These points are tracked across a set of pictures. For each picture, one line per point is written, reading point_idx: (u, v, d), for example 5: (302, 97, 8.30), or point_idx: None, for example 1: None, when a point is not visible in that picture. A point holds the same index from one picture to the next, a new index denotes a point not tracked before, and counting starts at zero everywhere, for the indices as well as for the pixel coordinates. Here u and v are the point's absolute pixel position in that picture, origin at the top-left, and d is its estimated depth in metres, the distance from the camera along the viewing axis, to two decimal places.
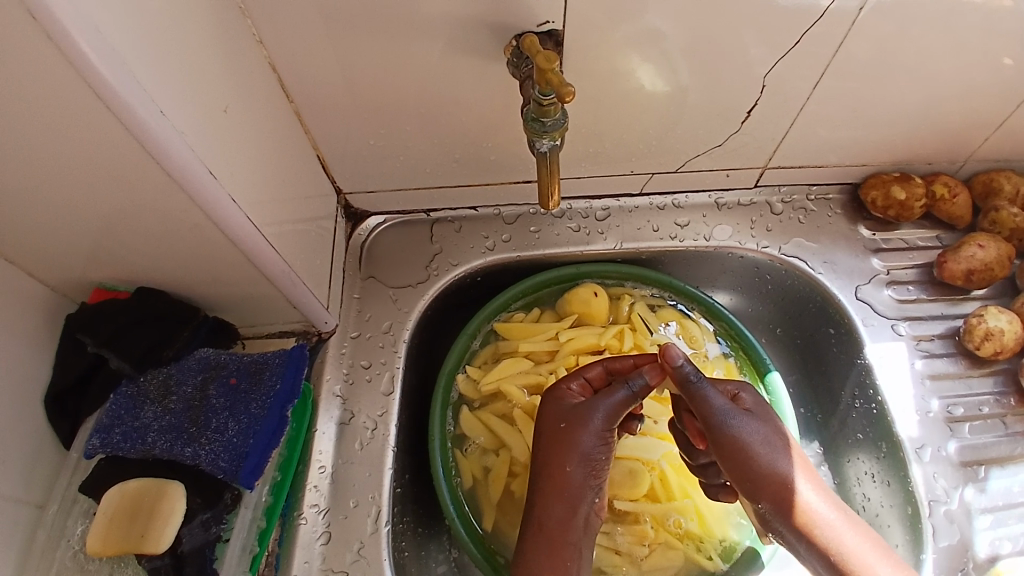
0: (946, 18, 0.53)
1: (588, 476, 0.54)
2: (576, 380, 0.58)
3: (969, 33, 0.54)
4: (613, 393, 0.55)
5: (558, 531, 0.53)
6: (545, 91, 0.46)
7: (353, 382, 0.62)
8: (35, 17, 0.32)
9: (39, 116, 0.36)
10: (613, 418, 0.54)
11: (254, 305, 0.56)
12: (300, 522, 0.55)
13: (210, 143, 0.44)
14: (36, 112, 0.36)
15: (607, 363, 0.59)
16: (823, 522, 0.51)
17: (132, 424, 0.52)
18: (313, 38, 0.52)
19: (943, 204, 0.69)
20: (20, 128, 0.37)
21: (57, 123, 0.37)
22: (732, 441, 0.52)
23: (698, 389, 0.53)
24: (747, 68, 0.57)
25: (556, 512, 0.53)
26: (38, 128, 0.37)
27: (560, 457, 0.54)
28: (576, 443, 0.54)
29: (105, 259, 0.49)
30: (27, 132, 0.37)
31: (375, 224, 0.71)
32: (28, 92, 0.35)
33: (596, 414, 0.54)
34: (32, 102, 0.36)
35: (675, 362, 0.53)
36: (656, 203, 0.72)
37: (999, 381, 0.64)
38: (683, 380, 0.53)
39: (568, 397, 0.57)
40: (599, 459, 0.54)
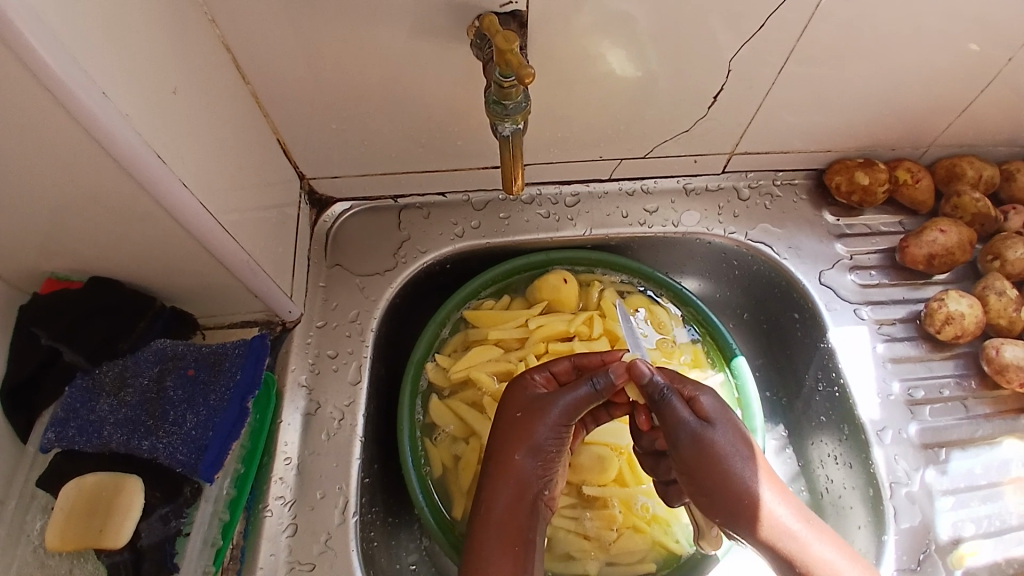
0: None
1: (541, 463, 0.54)
2: (541, 372, 0.58)
3: (932, 15, 0.54)
4: (576, 389, 0.55)
5: (508, 515, 0.53)
6: (505, 73, 0.45)
7: (319, 371, 0.61)
8: None
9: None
10: (571, 414, 0.55)
11: (214, 295, 0.55)
12: (265, 515, 0.54)
13: (159, 129, 0.42)
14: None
15: (576, 358, 0.59)
16: (780, 527, 0.51)
17: (88, 417, 0.50)
18: (269, 18, 0.50)
19: (906, 189, 0.70)
20: None
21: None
22: (694, 460, 0.52)
23: (665, 404, 0.53)
24: (714, 52, 0.56)
25: (503, 495, 0.53)
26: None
27: (513, 444, 0.54)
28: (530, 433, 0.54)
29: (55, 249, 0.47)
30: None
31: (341, 211, 0.70)
32: None
33: (556, 406, 0.54)
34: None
35: (643, 378, 0.53)
36: (626, 189, 0.72)
37: (960, 364, 0.65)
38: (652, 394, 0.53)
39: (533, 387, 0.57)
40: (552, 450, 0.54)
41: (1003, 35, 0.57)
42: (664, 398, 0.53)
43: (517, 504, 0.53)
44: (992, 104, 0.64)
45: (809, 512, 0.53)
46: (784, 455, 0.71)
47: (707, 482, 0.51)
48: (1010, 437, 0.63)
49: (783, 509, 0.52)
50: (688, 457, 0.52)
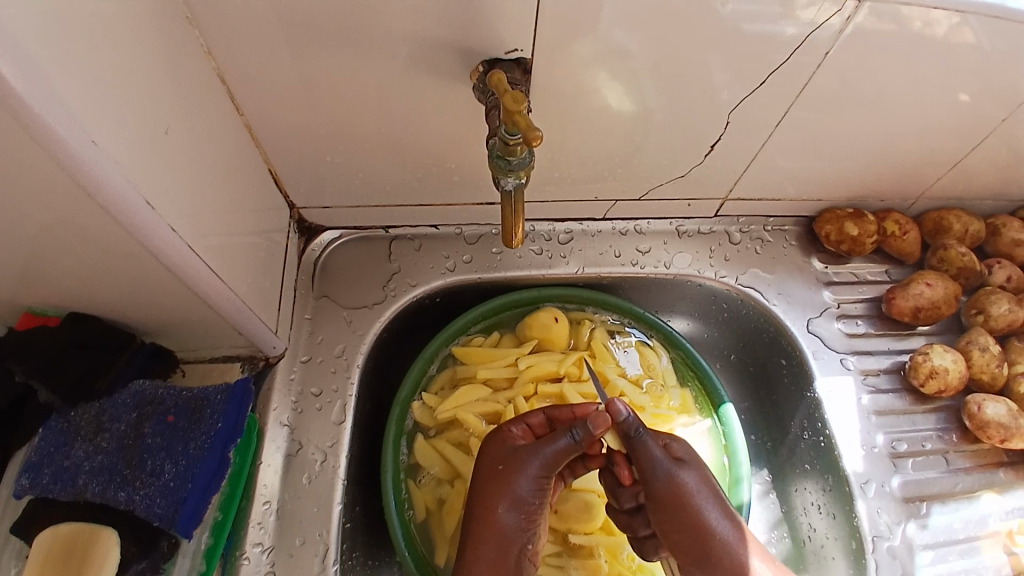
0: (904, 49, 0.53)
1: (523, 519, 0.53)
2: (518, 425, 0.57)
3: (924, 69, 0.55)
4: (556, 441, 0.54)
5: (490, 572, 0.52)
6: (511, 131, 0.44)
7: (302, 410, 0.60)
8: None
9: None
10: (552, 466, 0.54)
11: (196, 331, 0.53)
12: (241, 563, 0.52)
13: (150, 171, 0.40)
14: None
15: (549, 410, 0.58)
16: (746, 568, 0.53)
17: (62, 464, 0.48)
18: (263, 51, 0.48)
19: (894, 240, 0.71)
20: None
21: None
22: (666, 498, 0.53)
23: (640, 443, 0.54)
24: (712, 93, 0.56)
25: (486, 552, 0.53)
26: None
27: (494, 499, 0.53)
28: (511, 486, 0.53)
29: (28, 285, 0.45)
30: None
31: (330, 240, 0.69)
32: None
33: (536, 460, 0.53)
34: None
35: (619, 416, 0.54)
36: (619, 228, 0.72)
37: (942, 418, 0.66)
38: (628, 430, 0.54)
39: (511, 440, 0.56)
40: (533, 503, 0.54)
41: (990, 91, 0.57)
42: (640, 435, 0.54)
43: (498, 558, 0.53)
44: (979, 162, 0.66)
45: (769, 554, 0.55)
46: (768, 500, 0.71)
47: (681, 520, 0.53)
48: (989, 491, 0.64)
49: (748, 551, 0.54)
50: (663, 495, 0.53)
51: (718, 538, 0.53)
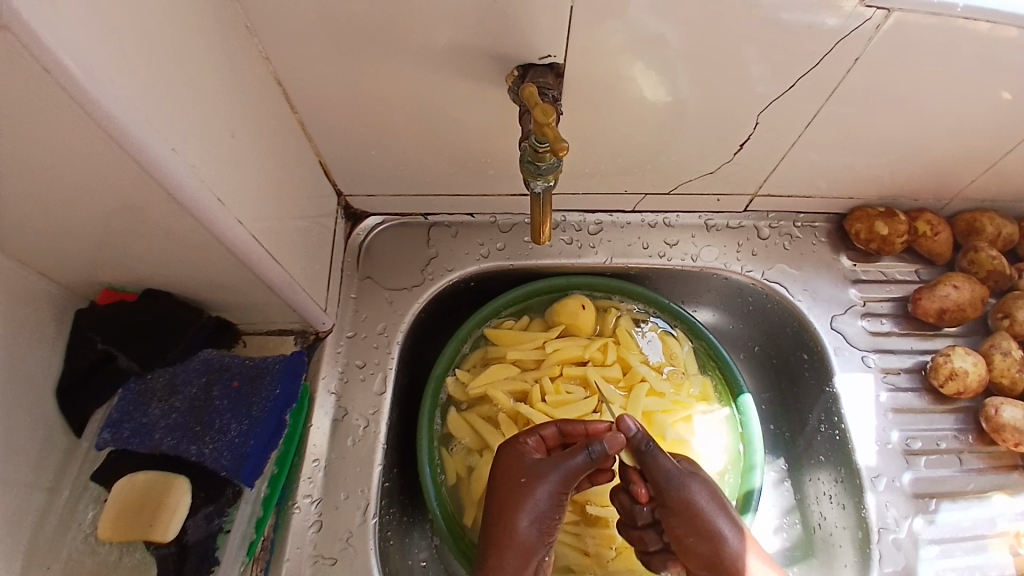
0: (945, 46, 0.53)
1: (540, 529, 0.58)
2: (532, 436, 0.61)
3: (964, 66, 0.55)
4: (574, 456, 0.59)
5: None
6: (540, 140, 0.47)
7: (347, 380, 0.66)
8: (47, 71, 0.32)
9: (45, 147, 0.37)
10: (568, 479, 0.59)
11: (256, 308, 0.59)
12: (293, 511, 0.59)
13: (219, 168, 0.45)
14: (45, 145, 0.37)
15: (561, 424, 0.62)
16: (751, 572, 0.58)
17: (140, 421, 0.55)
18: (318, 54, 0.52)
19: (924, 240, 0.72)
20: (32, 156, 0.37)
21: (64, 154, 0.37)
22: (676, 507, 0.59)
23: (650, 456, 0.60)
24: (748, 89, 0.58)
25: (509, 558, 0.57)
26: (46, 157, 0.37)
27: (515, 509, 0.58)
28: (531, 499, 0.58)
29: (108, 267, 0.50)
30: (32, 157, 0.37)
31: (374, 225, 0.74)
32: (41, 130, 0.36)
33: (553, 474, 0.58)
34: (39, 136, 0.36)
35: (630, 432, 0.60)
36: (648, 220, 0.75)
37: (960, 418, 0.68)
38: (639, 445, 0.60)
39: (527, 453, 0.60)
40: (550, 514, 0.59)
41: None
42: (650, 449, 0.60)
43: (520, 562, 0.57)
44: (1015, 163, 0.66)
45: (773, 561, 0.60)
46: (783, 487, 0.74)
47: (688, 526, 0.59)
48: (1000, 493, 0.66)
49: (754, 556, 0.59)
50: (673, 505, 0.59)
51: (725, 545, 0.58)
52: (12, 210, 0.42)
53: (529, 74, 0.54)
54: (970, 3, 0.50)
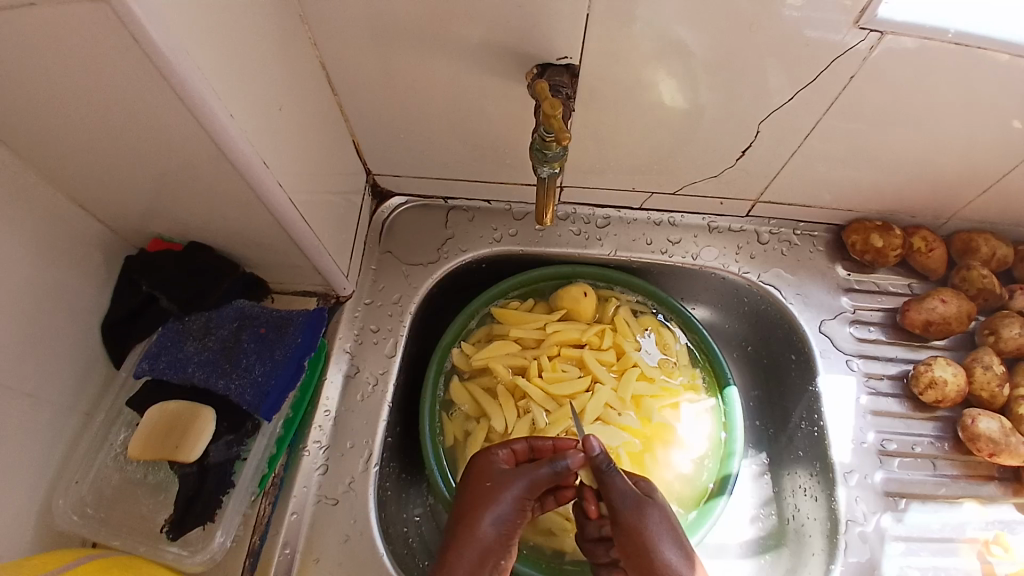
0: (964, 71, 0.57)
1: (498, 536, 0.59)
2: (503, 448, 0.64)
3: (979, 91, 0.58)
4: (537, 468, 0.61)
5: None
6: (547, 129, 0.53)
7: (361, 341, 0.72)
8: (135, 39, 0.38)
9: (122, 103, 0.43)
10: (530, 488, 0.61)
11: (285, 267, 0.65)
12: (303, 454, 0.65)
13: (266, 136, 0.51)
14: (122, 100, 0.43)
15: (532, 440, 0.66)
16: None
17: (176, 355, 0.60)
18: (360, 42, 0.58)
19: (918, 256, 0.75)
20: (109, 109, 0.44)
21: (136, 111, 0.43)
22: (631, 531, 0.59)
23: (610, 479, 0.60)
24: (764, 98, 0.61)
25: (464, 560, 0.58)
26: (122, 111, 0.44)
27: (477, 513, 0.59)
28: (493, 503, 0.60)
29: (160, 217, 0.56)
30: (109, 109, 0.44)
31: (398, 205, 0.80)
32: (121, 89, 0.42)
33: (517, 482, 0.60)
34: (118, 92, 0.42)
35: (594, 452, 0.60)
36: (654, 218, 0.79)
37: (938, 426, 0.70)
38: (601, 467, 0.60)
39: (496, 462, 0.63)
40: (510, 521, 0.60)
41: None
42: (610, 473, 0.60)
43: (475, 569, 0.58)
44: (1013, 188, 0.69)
45: None
46: (762, 480, 0.77)
47: (640, 557, 0.59)
48: (971, 500, 0.68)
49: None
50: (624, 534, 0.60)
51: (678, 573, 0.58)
52: (84, 156, 0.49)
53: (547, 72, 0.59)
54: (962, 29, 0.53)
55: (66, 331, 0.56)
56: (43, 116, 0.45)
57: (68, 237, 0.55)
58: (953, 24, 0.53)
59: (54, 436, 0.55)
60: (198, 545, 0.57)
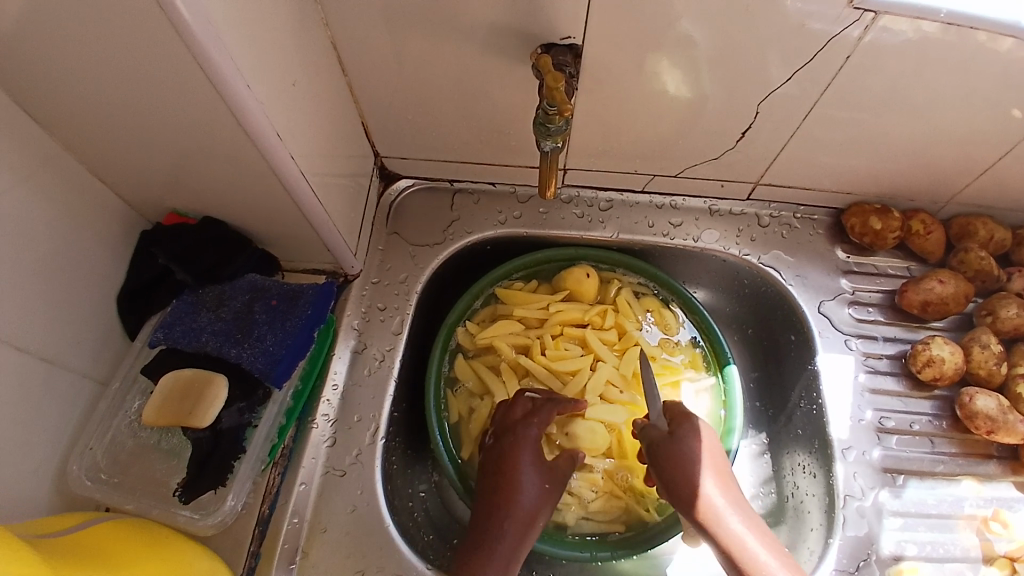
0: (975, 60, 0.57)
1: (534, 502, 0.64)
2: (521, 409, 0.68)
3: (985, 79, 0.59)
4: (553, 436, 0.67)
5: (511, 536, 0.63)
6: (550, 104, 0.56)
7: (369, 319, 0.73)
8: (161, 7, 0.40)
9: (143, 71, 0.44)
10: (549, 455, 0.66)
11: (296, 244, 0.67)
12: (312, 426, 0.67)
13: (280, 111, 0.53)
14: (144, 68, 0.44)
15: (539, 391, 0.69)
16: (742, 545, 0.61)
17: (190, 325, 0.62)
18: (371, 23, 0.60)
19: (916, 239, 0.76)
20: (131, 79, 0.45)
21: (156, 79, 0.45)
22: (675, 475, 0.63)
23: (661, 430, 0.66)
24: (766, 83, 0.62)
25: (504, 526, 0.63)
26: (142, 79, 0.45)
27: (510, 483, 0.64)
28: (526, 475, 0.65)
29: (175, 190, 0.58)
30: (130, 78, 0.45)
31: (405, 187, 0.81)
32: (143, 58, 0.43)
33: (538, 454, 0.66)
34: (140, 62, 0.44)
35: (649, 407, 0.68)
36: (656, 201, 0.81)
37: (936, 405, 0.71)
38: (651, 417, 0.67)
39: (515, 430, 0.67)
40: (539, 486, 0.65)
41: None
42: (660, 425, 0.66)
43: (524, 526, 0.64)
44: (1012, 172, 0.70)
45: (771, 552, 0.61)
46: (762, 459, 0.78)
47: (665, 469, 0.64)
48: (970, 478, 0.69)
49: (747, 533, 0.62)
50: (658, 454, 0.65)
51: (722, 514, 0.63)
52: (104, 127, 0.51)
53: (550, 52, 0.60)
54: (954, 9, 0.53)
55: (84, 300, 0.58)
56: (68, 85, 0.47)
57: (87, 207, 0.57)
58: (945, 4, 0.53)
59: (71, 401, 0.57)
60: (209, 509, 0.59)
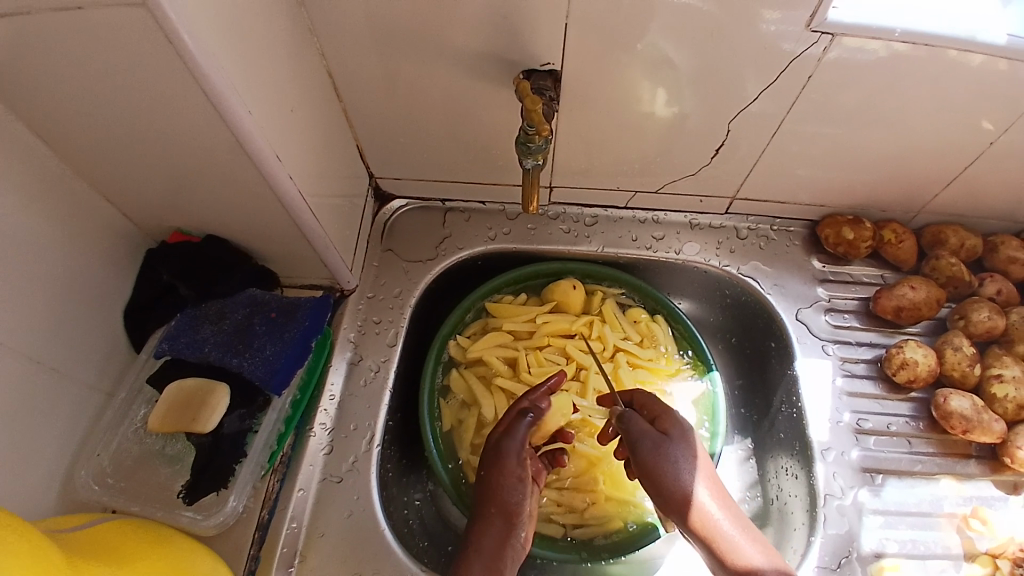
0: (926, 76, 0.62)
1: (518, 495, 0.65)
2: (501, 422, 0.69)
3: (937, 94, 0.63)
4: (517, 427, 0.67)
5: (494, 543, 0.63)
6: (530, 125, 0.60)
7: (364, 332, 0.76)
8: (171, 41, 0.44)
9: (153, 100, 0.49)
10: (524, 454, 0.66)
11: (294, 261, 0.70)
12: (310, 435, 0.69)
13: (280, 134, 0.57)
14: (153, 97, 0.48)
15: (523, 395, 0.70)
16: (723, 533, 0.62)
17: (193, 337, 0.65)
18: (363, 52, 0.64)
19: (889, 247, 0.79)
20: (142, 108, 0.50)
21: (165, 108, 0.49)
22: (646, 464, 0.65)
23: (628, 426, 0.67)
24: (735, 101, 0.66)
25: (489, 531, 0.64)
26: (151, 107, 0.49)
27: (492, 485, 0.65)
28: (505, 481, 0.65)
29: (179, 210, 0.62)
30: (140, 106, 0.49)
31: (399, 207, 0.85)
32: (154, 89, 0.48)
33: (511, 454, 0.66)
34: (150, 92, 0.48)
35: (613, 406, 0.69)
36: (639, 216, 0.84)
37: (913, 407, 0.74)
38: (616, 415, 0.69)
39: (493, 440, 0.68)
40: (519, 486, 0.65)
41: (999, 116, 0.65)
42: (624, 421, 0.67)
43: (507, 522, 0.64)
44: (975, 181, 0.73)
45: (753, 533, 0.63)
46: (747, 464, 0.80)
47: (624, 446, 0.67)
48: (949, 477, 0.71)
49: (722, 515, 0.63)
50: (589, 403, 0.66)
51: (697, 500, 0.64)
52: (115, 152, 0.55)
53: (531, 77, 0.65)
54: (907, 28, 0.57)
55: (91, 315, 0.61)
56: (80, 112, 0.51)
57: (97, 227, 0.61)
58: (899, 24, 0.57)
59: (77, 412, 0.60)
60: (212, 510, 0.61)
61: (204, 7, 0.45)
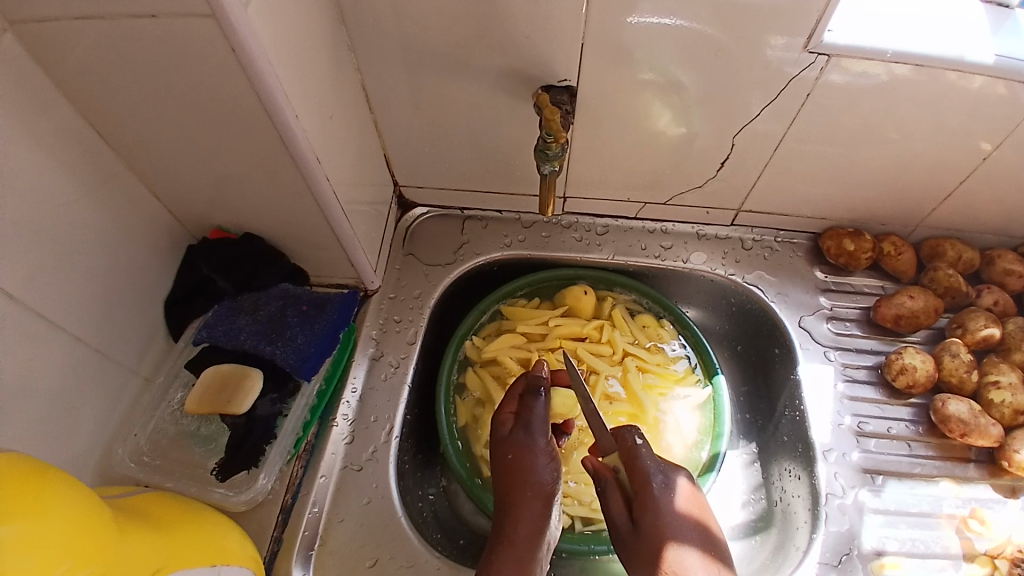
0: (920, 95, 0.66)
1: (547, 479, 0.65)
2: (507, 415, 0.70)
3: (930, 113, 0.68)
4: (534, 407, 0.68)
5: (525, 536, 0.62)
6: (547, 133, 0.65)
7: (385, 330, 0.81)
8: (234, 50, 0.49)
9: (209, 103, 0.54)
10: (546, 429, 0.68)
11: (324, 260, 0.75)
12: (332, 426, 0.73)
13: (320, 139, 0.62)
14: (210, 100, 0.54)
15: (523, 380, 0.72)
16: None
17: (230, 326, 0.70)
18: (395, 68, 0.70)
19: (889, 259, 0.83)
20: (198, 110, 0.55)
21: (220, 110, 0.54)
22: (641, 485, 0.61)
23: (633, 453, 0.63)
24: (739, 118, 0.71)
25: (523, 525, 0.62)
26: (207, 110, 0.55)
27: (521, 473, 0.65)
28: (535, 466, 0.65)
29: (221, 208, 0.67)
30: (196, 109, 0.55)
31: (421, 214, 0.90)
32: (213, 93, 0.53)
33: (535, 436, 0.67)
34: (208, 96, 0.53)
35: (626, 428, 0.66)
36: (648, 227, 0.89)
37: (913, 411, 0.77)
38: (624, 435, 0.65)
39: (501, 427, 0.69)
40: (546, 477, 0.65)
41: (989, 134, 0.69)
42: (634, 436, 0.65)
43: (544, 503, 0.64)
44: (971, 197, 0.77)
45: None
46: (752, 468, 0.82)
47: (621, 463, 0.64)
48: (948, 479, 0.73)
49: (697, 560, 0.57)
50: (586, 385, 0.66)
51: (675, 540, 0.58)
52: (168, 152, 0.60)
53: (549, 91, 0.69)
54: (898, 50, 0.62)
55: (136, 303, 0.66)
56: (141, 115, 0.56)
57: (145, 222, 0.66)
58: (891, 46, 0.62)
59: (119, 392, 0.65)
60: (242, 487, 0.65)
61: (265, 21, 0.50)
